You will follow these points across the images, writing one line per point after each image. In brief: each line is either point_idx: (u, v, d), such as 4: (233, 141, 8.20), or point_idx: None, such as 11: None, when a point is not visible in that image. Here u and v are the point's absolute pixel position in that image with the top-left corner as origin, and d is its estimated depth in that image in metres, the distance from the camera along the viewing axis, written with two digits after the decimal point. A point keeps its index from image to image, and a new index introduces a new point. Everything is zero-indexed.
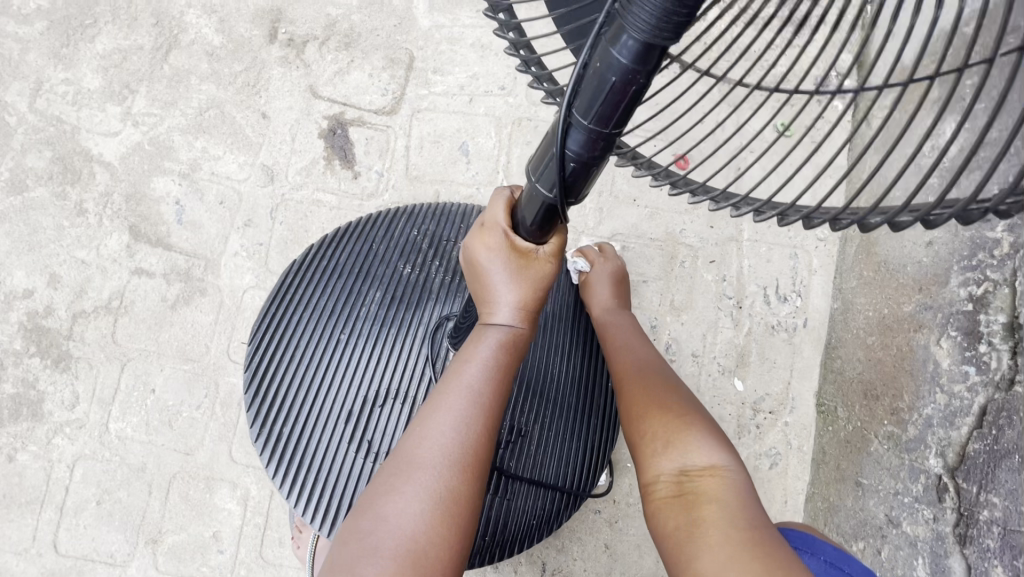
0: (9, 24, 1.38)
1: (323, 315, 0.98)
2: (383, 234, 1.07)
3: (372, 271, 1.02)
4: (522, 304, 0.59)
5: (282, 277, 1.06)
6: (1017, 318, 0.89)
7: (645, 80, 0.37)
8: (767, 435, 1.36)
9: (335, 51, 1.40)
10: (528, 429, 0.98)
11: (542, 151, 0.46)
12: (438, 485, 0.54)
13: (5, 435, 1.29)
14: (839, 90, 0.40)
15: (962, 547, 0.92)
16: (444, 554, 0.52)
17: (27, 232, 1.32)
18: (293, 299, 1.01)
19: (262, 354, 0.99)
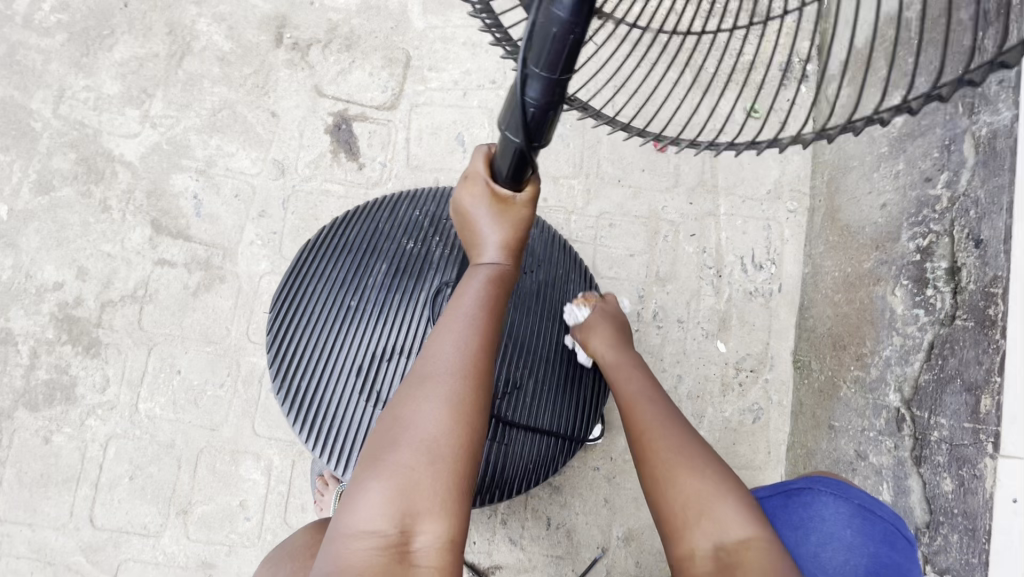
0: (32, 37, 1.47)
1: (336, 286, 1.08)
2: (390, 215, 1.16)
3: (379, 246, 1.11)
4: (504, 243, 0.73)
5: (300, 255, 1.17)
6: (956, 263, 1.02)
7: (580, 31, 0.47)
8: (749, 392, 1.48)
9: (338, 53, 1.51)
10: (522, 382, 1.05)
11: (506, 104, 0.55)
12: (447, 394, 0.64)
13: (41, 419, 1.38)
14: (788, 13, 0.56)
15: (918, 467, 1.04)
16: (455, 446, 0.62)
17: (56, 229, 1.42)
18: (310, 272, 1.12)
19: (286, 325, 1.10)
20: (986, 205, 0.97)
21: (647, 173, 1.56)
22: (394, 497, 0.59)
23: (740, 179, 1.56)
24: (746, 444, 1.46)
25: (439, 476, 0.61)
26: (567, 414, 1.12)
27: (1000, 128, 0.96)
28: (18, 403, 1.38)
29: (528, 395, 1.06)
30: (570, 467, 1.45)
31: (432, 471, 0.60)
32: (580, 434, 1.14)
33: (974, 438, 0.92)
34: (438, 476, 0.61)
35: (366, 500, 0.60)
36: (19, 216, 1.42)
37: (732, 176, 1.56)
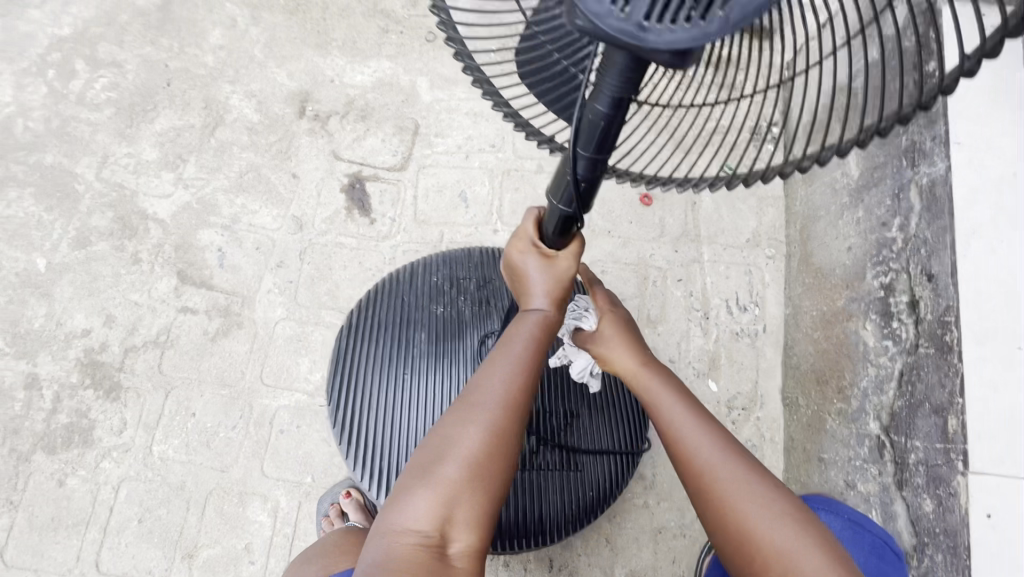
0: (82, 112, 1.66)
1: (384, 364, 1.19)
2: (412, 289, 1.28)
3: (412, 318, 1.23)
4: (550, 292, 0.85)
5: (338, 343, 1.27)
6: (914, 297, 1.12)
7: (620, 118, 0.57)
8: (742, 429, 1.53)
9: (354, 122, 1.70)
10: (578, 411, 1.25)
11: (558, 178, 0.72)
12: (492, 419, 0.73)
13: (57, 462, 1.42)
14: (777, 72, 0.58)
15: (901, 491, 1.09)
16: (493, 464, 0.71)
17: (88, 280, 1.53)
18: (356, 357, 1.23)
19: (350, 414, 1.19)
20: (934, 244, 1.09)
21: (634, 224, 1.69)
22: (437, 504, 0.68)
23: (721, 228, 1.69)
24: None
25: (476, 491, 0.70)
26: (623, 433, 1.30)
27: (937, 177, 1.10)
28: (36, 446, 1.43)
29: (585, 422, 1.26)
30: None
31: (468, 487, 0.69)
32: (640, 448, 1.30)
33: (946, 457, 0.99)
34: (474, 491, 0.70)
35: (410, 505, 0.69)
36: (56, 269, 1.54)
37: (712, 227, 1.69)
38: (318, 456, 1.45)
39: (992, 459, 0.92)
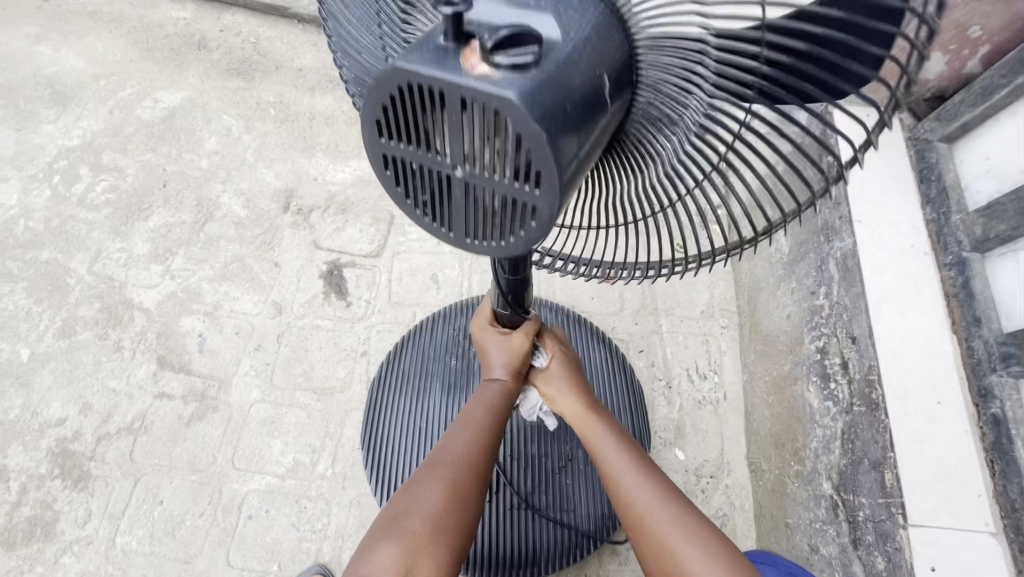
0: (82, 211, 1.79)
1: (409, 410, 1.45)
2: (431, 342, 1.52)
3: (431, 369, 1.48)
4: (507, 364, 0.99)
5: (371, 391, 1.51)
6: (845, 359, 1.21)
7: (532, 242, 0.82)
8: (711, 498, 1.55)
9: (334, 215, 1.85)
10: (575, 455, 1.41)
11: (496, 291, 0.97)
12: (458, 477, 0.85)
13: (14, 559, 1.38)
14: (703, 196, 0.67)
15: (857, 550, 1.11)
16: (452, 515, 0.81)
17: (69, 368, 1.58)
18: (383, 403, 1.47)
19: (378, 453, 1.43)
20: (853, 310, 1.20)
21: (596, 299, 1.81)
22: (401, 554, 0.75)
23: (676, 301, 1.81)
24: None
25: (438, 541, 0.78)
26: None
27: (848, 251, 1.25)
28: None
29: (581, 464, 1.41)
30: None
31: (437, 538, 0.78)
32: None
33: (888, 512, 1.03)
34: (442, 542, 0.79)
35: (377, 559, 0.74)
36: (38, 358, 1.59)
37: (669, 300, 1.81)
38: (285, 542, 1.43)
39: (928, 511, 0.99)
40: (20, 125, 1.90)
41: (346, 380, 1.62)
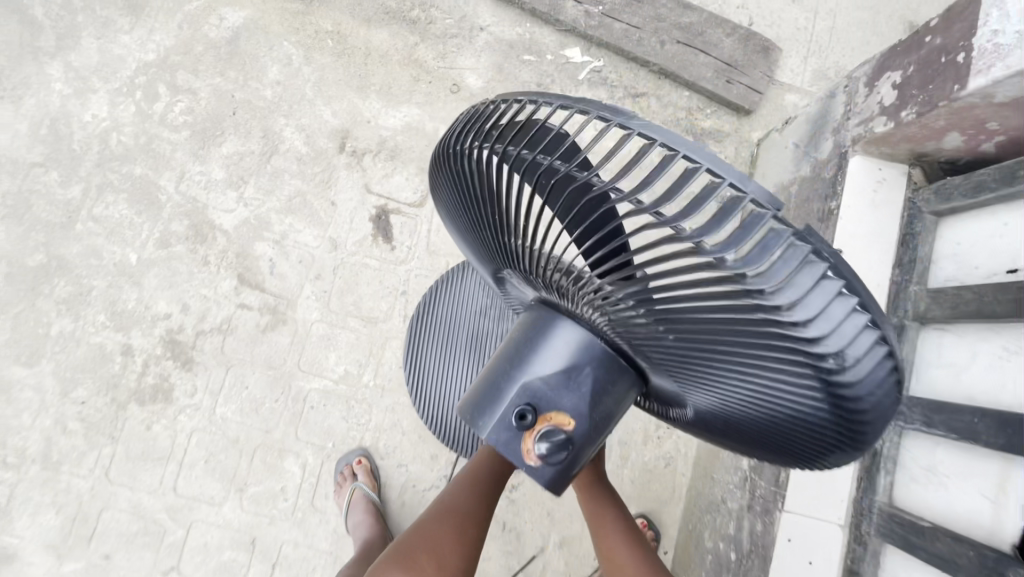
0: (165, 131, 2.01)
1: (439, 348, 1.82)
2: (459, 294, 1.83)
3: (458, 317, 1.80)
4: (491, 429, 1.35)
5: (411, 327, 1.88)
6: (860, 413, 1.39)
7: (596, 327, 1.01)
8: (664, 442, 1.94)
9: (384, 161, 2.05)
10: None
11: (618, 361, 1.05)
12: (443, 520, 1.18)
13: (146, 411, 1.91)
14: (753, 442, 0.86)
15: (747, 512, 1.55)
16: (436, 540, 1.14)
17: (170, 274, 1.95)
18: (420, 339, 1.85)
19: (416, 378, 1.85)
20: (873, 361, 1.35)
21: None
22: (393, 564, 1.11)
23: None
24: (656, 481, 1.93)
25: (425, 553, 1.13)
26: None
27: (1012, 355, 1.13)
28: (130, 399, 1.91)
29: None
30: (524, 487, 1.96)
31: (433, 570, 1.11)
32: None
33: (775, 496, 1.44)
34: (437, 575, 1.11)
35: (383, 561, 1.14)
36: (144, 263, 1.95)
37: None
38: (338, 428, 1.94)
39: (799, 504, 1.39)
40: (100, 33, 2.03)
41: (388, 313, 1.98)
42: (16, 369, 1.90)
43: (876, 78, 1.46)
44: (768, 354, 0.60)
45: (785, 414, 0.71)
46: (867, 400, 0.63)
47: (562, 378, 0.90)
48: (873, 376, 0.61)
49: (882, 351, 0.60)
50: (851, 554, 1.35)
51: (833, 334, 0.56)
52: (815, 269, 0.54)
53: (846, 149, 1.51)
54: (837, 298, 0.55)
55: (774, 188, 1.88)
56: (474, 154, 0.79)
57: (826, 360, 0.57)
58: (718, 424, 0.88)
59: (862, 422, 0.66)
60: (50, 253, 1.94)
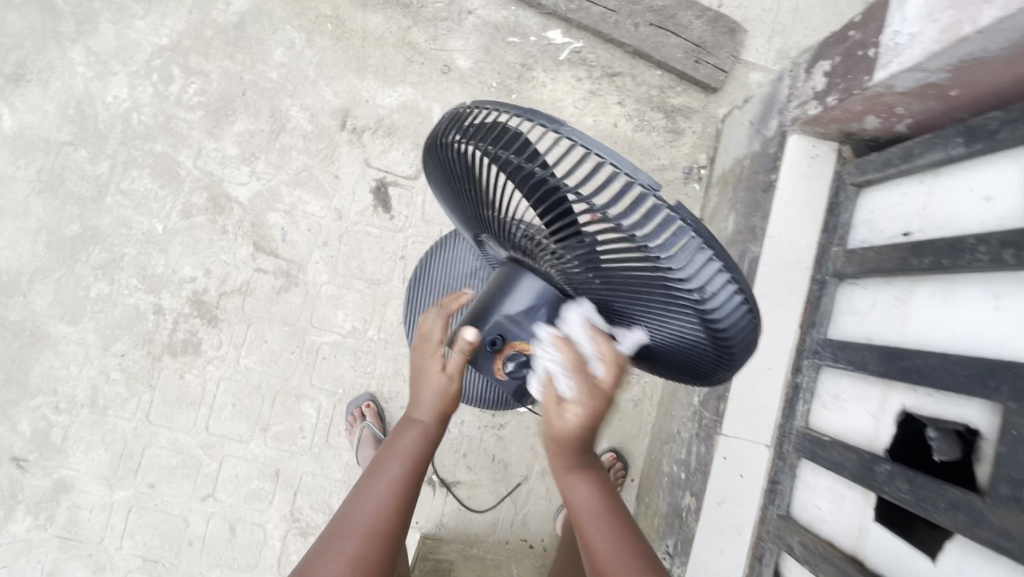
0: (181, 111, 2.20)
1: (432, 304, 2.05)
2: (450, 256, 2.05)
3: (449, 276, 2.03)
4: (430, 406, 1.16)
5: (409, 286, 2.13)
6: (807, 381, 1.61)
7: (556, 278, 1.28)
8: (633, 386, 2.23)
9: (382, 137, 2.25)
10: None
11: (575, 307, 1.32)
12: (369, 550, 1.05)
13: (178, 363, 2.18)
14: (668, 363, 1.14)
15: (695, 439, 1.84)
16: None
17: (193, 242, 2.19)
18: (417, 297, 2.09)
19: (414, 330, 2.10)
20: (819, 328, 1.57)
21: None
22: None
23: None
24: (625, 419, 2.23)
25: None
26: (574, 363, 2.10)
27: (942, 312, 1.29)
28: (163, 352, 2.17)
29: None
30: (510, 425, 2.27)
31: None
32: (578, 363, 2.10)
33: (715, 424, 1.74)
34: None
35: None
36: (169, 232, 2.18)
37: None
38: (347, 376, 2.21)
39: (734, 428, 1.69)
40: (116, 19, 2.20)
41: (389, 276, 2.23)
42: (61, 327, 2.15)
43: (813, 66, 1.67)
44: (660, 291, 0.87)
45: (682, 339, 0.98)
46: (731, 328, 0.89)
47: (524, 315, 1.17)
48: (733, 311, 0.87)
49: (738, 294, 0.86)
50: (774, 468, 1.65)
51: (697, 279, 0.81)
52: (686, 233, 0.79)
53: (786, 129, 1.73)
54: (701, 253, 0.80)
55: (732, 162, 2.11)
56: (458, 146, 1.03)
57: (695, 300, 0.83)
58: (644, 349, 1.16)
59: (731, 343, 0.93)
60: (85, 224, 2.16)
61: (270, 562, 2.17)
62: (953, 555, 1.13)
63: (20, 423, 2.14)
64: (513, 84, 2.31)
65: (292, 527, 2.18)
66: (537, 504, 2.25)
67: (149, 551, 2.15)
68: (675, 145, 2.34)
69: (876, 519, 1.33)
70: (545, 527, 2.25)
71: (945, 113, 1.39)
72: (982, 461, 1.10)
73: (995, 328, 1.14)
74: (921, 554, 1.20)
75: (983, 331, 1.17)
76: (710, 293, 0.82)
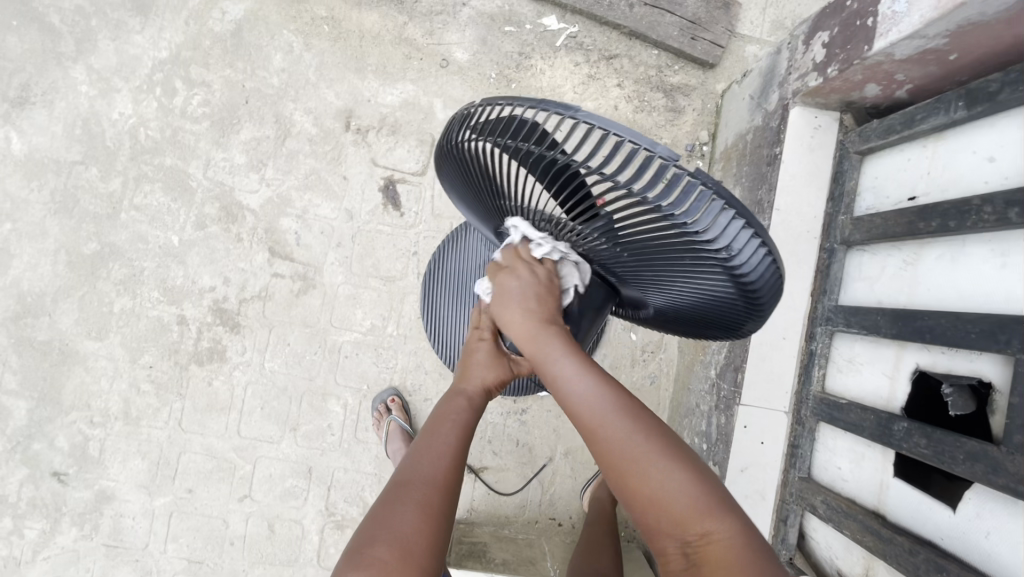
0: (187, 123, 2.23)
1: (448, 295, 2.08)
2: (462, 247, 2.07)
3: (462, 267, 2.05)
4: (482, 378, 1.32)
5: (425, 279, 2.17)
6: (830, 340, 1.64)
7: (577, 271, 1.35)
8: (649, 363, 2.28)
9: (387, 135, 2.28)
10: None
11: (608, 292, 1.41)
12: (430, 500, 1.03)
13: (205, 370, 2.23)
14: (699, 320, 1.21)
15: (715, 410, 1.90)
16: (420, 524, 0.99)
17: (210, 252, 2.23)
18: (432, 289, 2.13)
19: (431, 321, 2.15)
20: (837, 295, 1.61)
21: None
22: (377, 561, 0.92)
23: None
24: (644, 396, 2.28)
25: (417, 521, 0.99)
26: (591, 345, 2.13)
27: (947, 270, 1.33)
28: (190, 361, 2.23)
29: None
30: (532, 409, 2.33)
31: (402, 567, 0.93)
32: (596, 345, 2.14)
33: (733, 395, 1.79)
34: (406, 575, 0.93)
35: None
36: (185, 243, 2.22)
37: None
38: (370, 373, 2.27)
39: (752, 398, 1.74)
40: (115, 35, 2.21)
41: (403, 271, 2.28)
42: (88, 343, 2.20)
43: (811, 37, 1.69)
44: (691, 255, 0.91)
45: (714, 295, 1.03)
46: (763, 284, 0.95)
47: None
48: (765, 268, 0.92)
49: (768, 253, 0.90)
50: (793, 433, 1.71)
51: (726, 240, 0.85)
52: (717, 203, 0.82)
53: (788, 101, 1.75)
54: (735, 218, 0.84)
55: (734, 137, 2.13)
56: (474, 143, 1.04)
57: (731, 262, 0.88)
58: (675, 310, 1.22)
59: (762, 296, 0.99)
60: (102, 241, 2.20)
61: (310, 555, 2.26)
62: (973, 503, 1.19)
63: (57, 439, 2.20)
64: (512, 73, 2.33)
65: (328, 522, 2.26)
66: (563, 483, 2.33)
67: (193, 553, 2.23)
68: (676, 123, 2.36)
69: (896, 475, 1.39)
70: (572, 505, 2.33)
71: (945, 77, 1.41)
72: (997, 412, 1.16)
73: (1004, 283, 1.19)
74: (942, 504, 1.26)
75: (992, 288, 1.22)
76: (738, 251, 0.87)
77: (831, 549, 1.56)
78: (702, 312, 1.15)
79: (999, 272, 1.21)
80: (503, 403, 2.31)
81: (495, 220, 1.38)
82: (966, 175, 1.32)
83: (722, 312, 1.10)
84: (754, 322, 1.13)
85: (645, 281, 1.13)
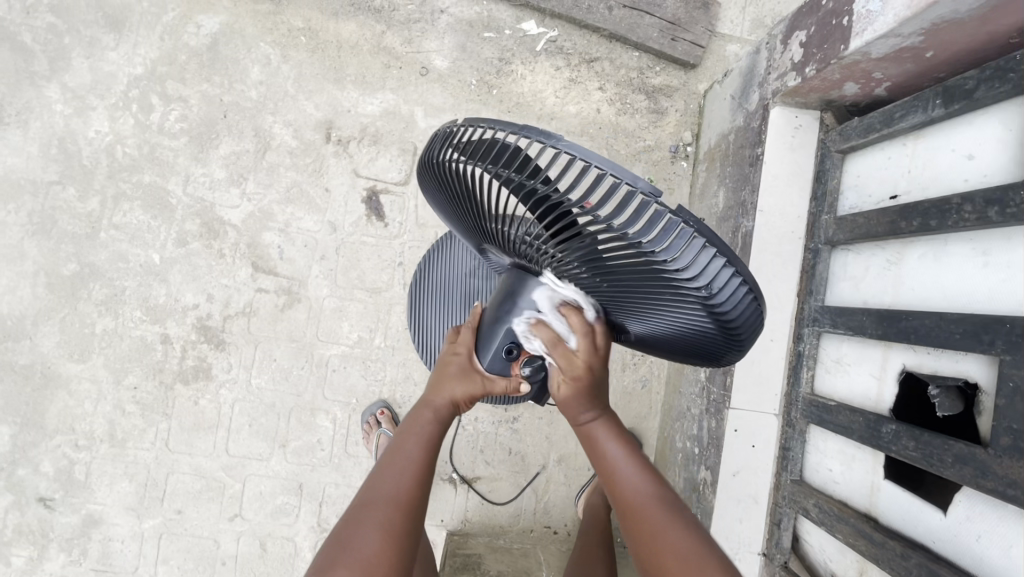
0: (165, 139, 2.20)
1: (434, 305, 2.06)
2: (448, 257, 2.05)
3: (448, 277, 2.03)
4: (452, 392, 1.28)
5: (411, 290, 2.15)
6: (818, 341, 1.63)
7: None
8: (640, 367, 2.27)
9: (368, 145, 2.26)
10: None
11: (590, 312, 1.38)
12: (392, 523, 1.04)
13: (191, 389, 2.20)
14: (680, 351, 1.19)
15: (705, 414, 1.88)
16: (381, 548, 1.01)
17: (192, 269, 2.20)
18: (418, 300, 2.11)
19: (418, 332, 2.12)
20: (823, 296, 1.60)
21: None
22: None
23: None
24: (636, 401, 2.26)
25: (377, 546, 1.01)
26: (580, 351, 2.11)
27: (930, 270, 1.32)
28: (175, 380, 2.20)
29: None
30: (524, 417, 2.30)
31: None
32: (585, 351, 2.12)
33: (723, 399, 1.77)
34: None
35: None
36: (167, 261, 2.19)
37: None
38: (359, 386, 2.25)
39: (742, 402, 1.72)
40: (89, 52, 2.18)
41: (389, 282, 2.25)
42: (71, 366, 2.17)
43: (789, 37, 1.68)
44: (666, 288, 0.89)
45: (691, 327, 1.01)
46: (740, 318, 0.93)
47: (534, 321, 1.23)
48: (742, 303, 0.90)
49: (746, 288, 0.89)
50: (784, 435, 1.69)
51: (704, 276, 0.83)
52: (693, 237, 0.81)
53: (768, 102, 1.74)
54: (710, 253, 0.82)
55: (717, 138, 2.12)
56: (455, 163, 1.03)
57: (706, 297, 0.86)
58: (655, 339, 1.20)
59: (739, 330, 0.97)
60: (82, 261, 2.17)
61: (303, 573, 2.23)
62: (963, 505, 1.18)
63: (42, 464, 2.17)
64: (492, 79, 2.31)
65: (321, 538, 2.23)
66: (557, 490, 2.31)
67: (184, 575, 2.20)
68: (659, 125, 2.35)
69: (887, 477, 1.37)
70: (567, 512, 2.31)
71: (924, 74, 1.40)
72: (984, 413, 1.15)
73: (987, 283, 1.18)
74: (932, 506, 1.25)
75: (975, 288, 1.21)
76: (716, 287, 0.85)
77: (824, 552, 1.55)
78: (682, 344, 1.13)
79: (981, 271, 1.20)
80: (494, 412, 2.29)
81: (477, 235, 1.35)
82: (946, 173, 1.31)
83: (701, 344, 1.08)
84: (734, 354, 1.11)
85: (624, 310, 1.11)
